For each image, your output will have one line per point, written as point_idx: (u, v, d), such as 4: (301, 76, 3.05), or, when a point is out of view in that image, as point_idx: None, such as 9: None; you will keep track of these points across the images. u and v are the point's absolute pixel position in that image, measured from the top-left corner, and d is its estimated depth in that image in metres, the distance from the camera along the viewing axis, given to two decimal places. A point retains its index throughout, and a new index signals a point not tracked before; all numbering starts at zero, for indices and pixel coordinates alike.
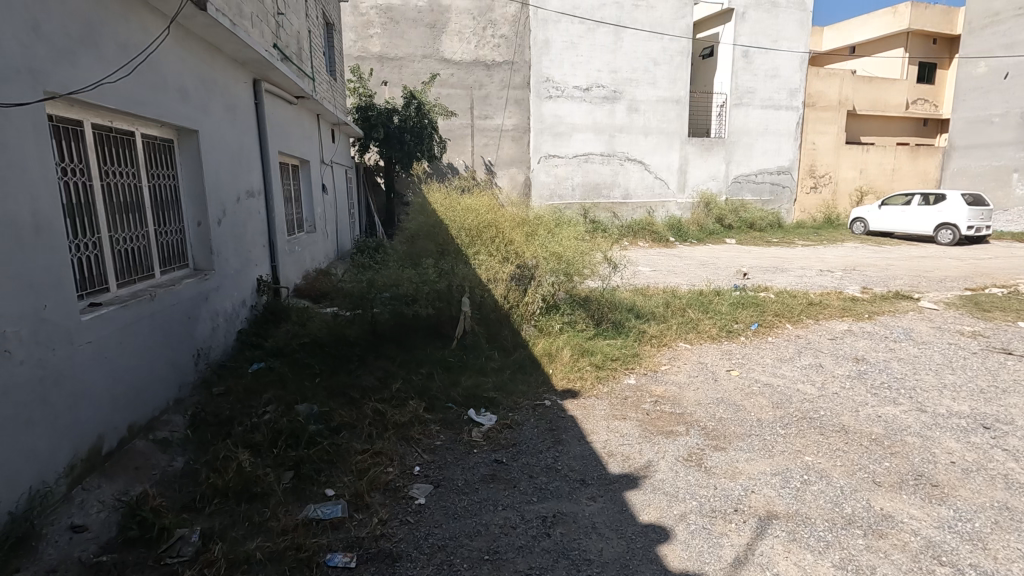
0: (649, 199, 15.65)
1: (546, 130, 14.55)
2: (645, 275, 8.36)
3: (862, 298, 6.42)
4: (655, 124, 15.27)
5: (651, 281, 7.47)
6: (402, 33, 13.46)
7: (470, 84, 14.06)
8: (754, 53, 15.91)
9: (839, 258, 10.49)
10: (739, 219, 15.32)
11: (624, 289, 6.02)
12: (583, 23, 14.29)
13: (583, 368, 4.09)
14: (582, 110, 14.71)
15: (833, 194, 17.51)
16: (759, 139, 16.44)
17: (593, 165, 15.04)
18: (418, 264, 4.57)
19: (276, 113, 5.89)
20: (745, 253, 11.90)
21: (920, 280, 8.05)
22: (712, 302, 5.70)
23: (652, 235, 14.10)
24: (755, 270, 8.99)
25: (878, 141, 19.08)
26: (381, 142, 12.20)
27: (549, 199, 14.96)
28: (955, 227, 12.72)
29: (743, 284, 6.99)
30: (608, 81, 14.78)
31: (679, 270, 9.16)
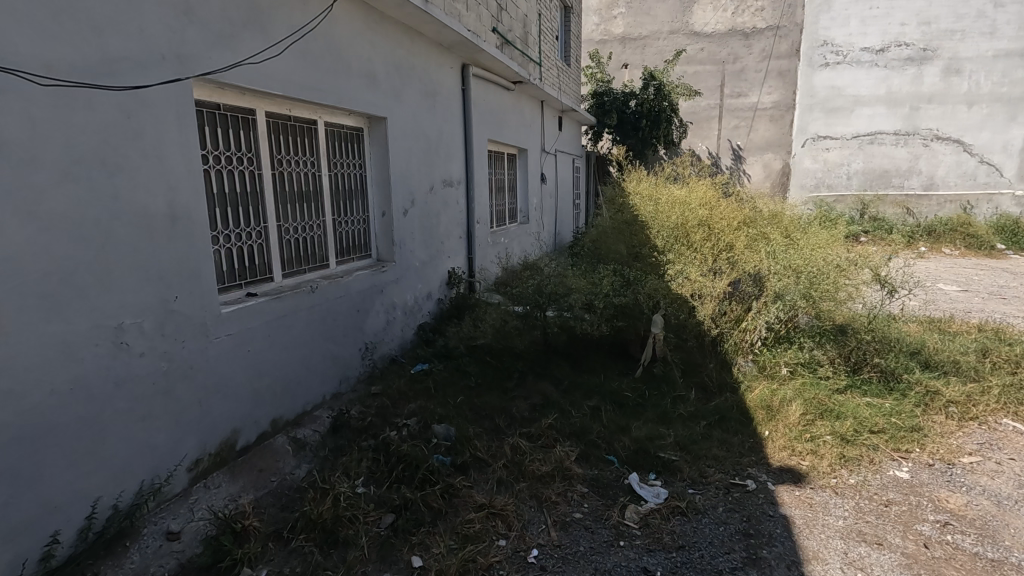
0: (967, 191, 11.58)
1: (817, 105, 11.98)
2: (952, 302, 5.94)
3: None
4: (988, 89, 11.17)
5: (961, 312, 5.20)
6: (648, 9, 12.69)
7: (723, 58, 12.59)
8: None
9: None
10: None
11: (906, 320, 4.21)
12: None
13: (822, 438, 2.81)
14: (873, 77, 11.60)
15: None
16: None
17: (882, 147, 11.79)
18: (603, 267, 3.76)
19: (489, 100, 5.71)
20: None
21: None
22: None
23: (967, 239, 10.37)
24: None
25: None
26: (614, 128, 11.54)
27: (813, 189, 12.37)
28: None
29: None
30: (915, 37, 11.31)
31: (1015, 296, 6.32)
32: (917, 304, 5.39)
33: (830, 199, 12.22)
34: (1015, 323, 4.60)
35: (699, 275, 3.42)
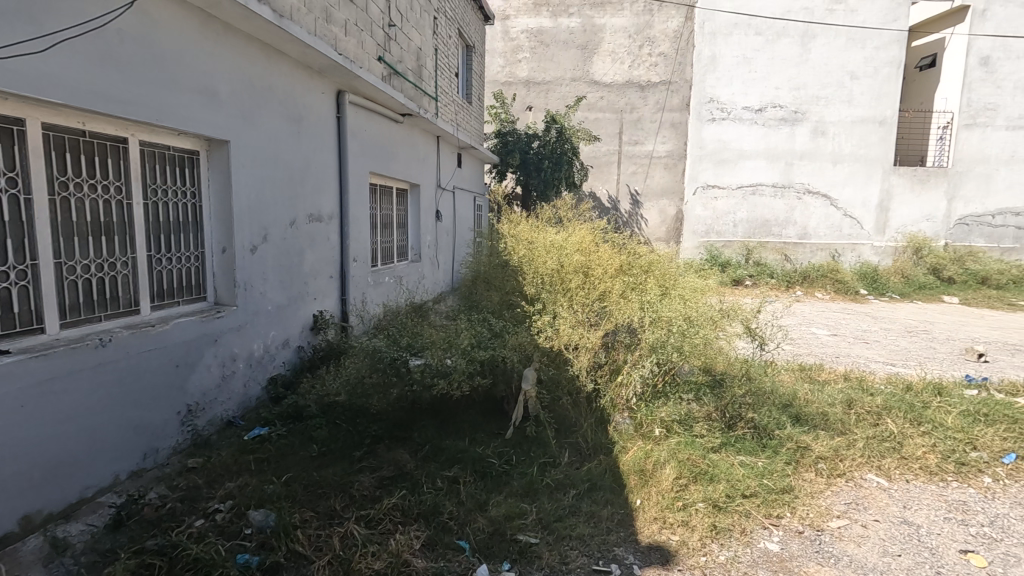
0: (835, 241, 12.76)
1: (706, 157, 12.69)
2: (821, 347, 6.23)
3: None
4: (849, 150, 12.46)
5: (829, 359, 5.39)
6: (552, 56, 13.07)
7: (621, 108, 13.16)
8: (998, 59, 12.41)
9: None
10: (963, 271, 11.70)
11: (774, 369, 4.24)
12: (760, 35, 12.32)
13: (694, 506, 2.60)
14: (754, 134, 12.57)
15: None
16: (1000, 169, 12.69)
17: (763, 198, 12.72)
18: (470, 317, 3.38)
19: (373, 131, 5.35)
20: (977, 318, 8.82)
21: None
22: (928, 408, 3.69)
23: (837, 285, 11.31)
24: (998, 350, 6.32)
25: None
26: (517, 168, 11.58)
27: (704, 236, 12.95)
28: None
29: (985, 378, 4.66)
30: (788, 100, 12.44)
31: (874, 341, 6.77)
32: (790, 352, 5.52)
33: (719, 244, 12.89)
34: (875, 371, 4.79)
35: (572, 328, 3.15)
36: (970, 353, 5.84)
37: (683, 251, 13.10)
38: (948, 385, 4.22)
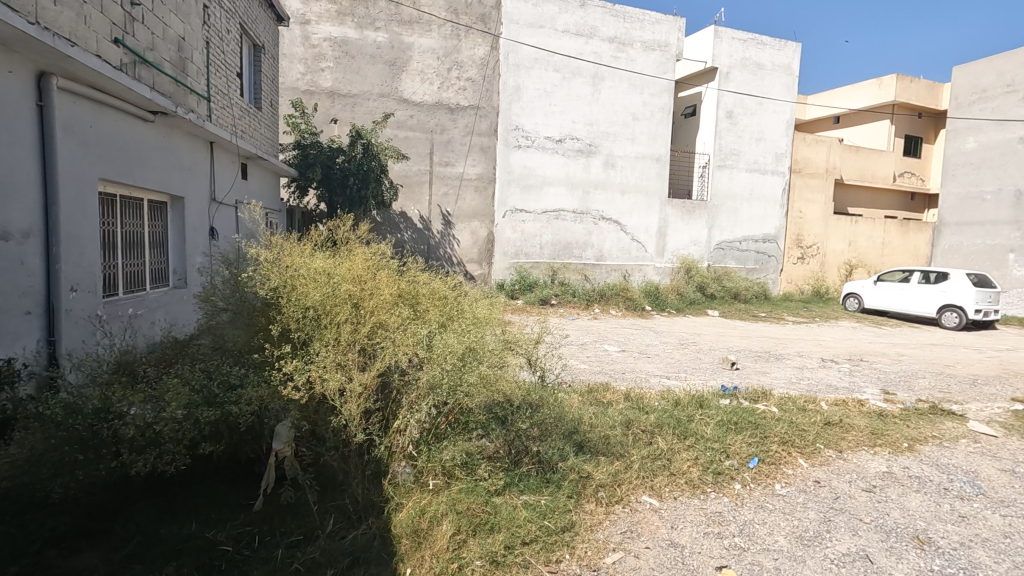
0: (625, 262, 14.49)
1: (514, 181, 13.41)
2: (610, 365, 6.63)
3: (890, 412, 4.88)
4: (633, 182, 14.38)
5: (616, 379, 5.71)
6: (357, 69, 12.37)
7: (431, 128, 12.90)
8: (738, 114, 15.22)
9: (839, 343, 9.19)
10: (721, 287, 14.16)
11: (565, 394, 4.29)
12: (558, 72, 13.48)
13: (470, 565, 2.34)
14: (555, 163, 13.70)
15: (820, 266, 16.61)
16: (743, 204, 15.55)
17: (565, 222, 13.92)
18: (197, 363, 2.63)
19: (105, 128, 4.31)
20: (732, 328, 10.55)
21: (948, 381, 6.53)
22: (694, 421, 4.02)
23: (626, 302, 12.66)
24: (744, 357, 7.47)
25: (868, 214, 18.34)
26: (320, 182, 10.68)
27: (514, 257, 13.54)
28: (962, 309, 11.48)
29: (734, 386, 5.32)
30: (583, 133, 13.86)
31: (654, 354, 7.50)
32: (581, 375, 5.74)
33: (528, 265, 13.60)
34: (653, 388, 5.19)
35: (332, 370, 2.61)
36: (725, 362, 6.77)
37: (495, 273, 13.45)
38: (708, 394, 4.72)
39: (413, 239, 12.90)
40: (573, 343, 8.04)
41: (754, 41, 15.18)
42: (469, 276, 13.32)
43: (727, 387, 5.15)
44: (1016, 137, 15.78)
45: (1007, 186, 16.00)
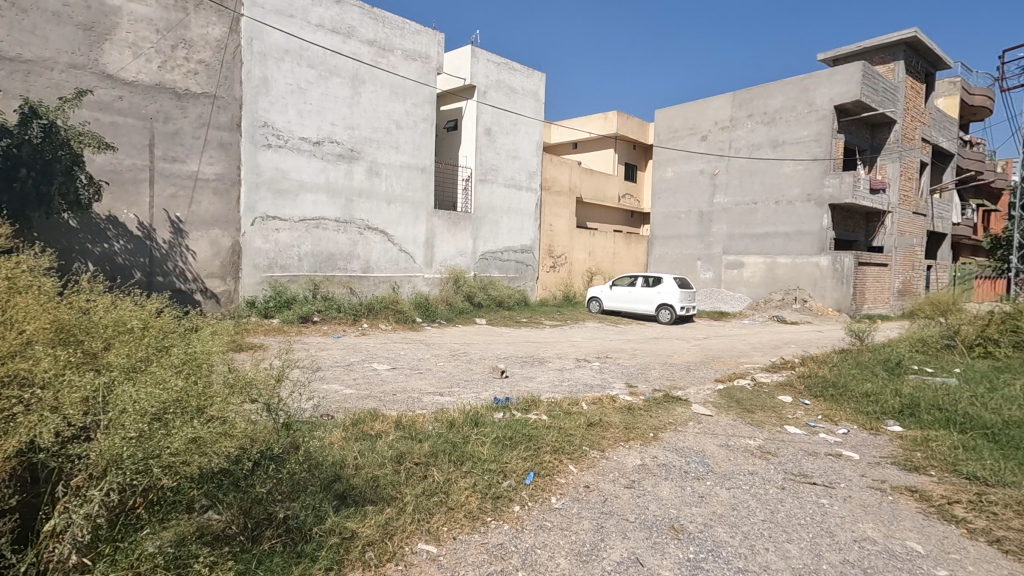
0: (394, 273, 14.06)
1: (263, 185, 11.83)
2: (380, 387, 6.02)
3: (636, 404, 5.39)
4: (399, 191, 14.07)
5: (386, 406, 5.11)
6: (30, 26, 9.15)
7: (150, 114, 10.39)
8: (495, 132, 16.12)
9: (589, 343, 10.23)
10: (487, 296, 14.75)
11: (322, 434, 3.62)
12: (313, 69, 12.42)
13: None
14: (313, 167, 12.55)
15: (568, 273, 18.62)
16: (503, 217, 16.51)
17: (326, 232, 12.85)
18: None
19: None
20: (499, 335, 10.97)
21: (672, 370, 7.64)
22: (470, 441, 3.78)
23: (396, 314, 12.23)
24: (512, 364, 7.66)
25: (601, 227, 21.31)
26: None
27: (267, 269, 11.99)
28: (672, 307, 13.96)
29: (507, 397, 5.27)
30: (343, 137, 13.04)
31: (426, 370, 7.15)
32: (345, 406, 4.99)
33: (284, 279, 12.22)
34: (428, 410, 4.75)
35: None
36: (496, 372, 6.78)
37: (243, 288, 11.66)
38: (483, 412, 4.49)
39: (127, 251, 10.25)
40: (337, 365, 7.21)
41: (507, 66, 16.29)
42: (209, 293, 11.25)
43: (501, 399, 5.02)
44: (698, 169, 20.09)
45: (694, 208, 20.24)
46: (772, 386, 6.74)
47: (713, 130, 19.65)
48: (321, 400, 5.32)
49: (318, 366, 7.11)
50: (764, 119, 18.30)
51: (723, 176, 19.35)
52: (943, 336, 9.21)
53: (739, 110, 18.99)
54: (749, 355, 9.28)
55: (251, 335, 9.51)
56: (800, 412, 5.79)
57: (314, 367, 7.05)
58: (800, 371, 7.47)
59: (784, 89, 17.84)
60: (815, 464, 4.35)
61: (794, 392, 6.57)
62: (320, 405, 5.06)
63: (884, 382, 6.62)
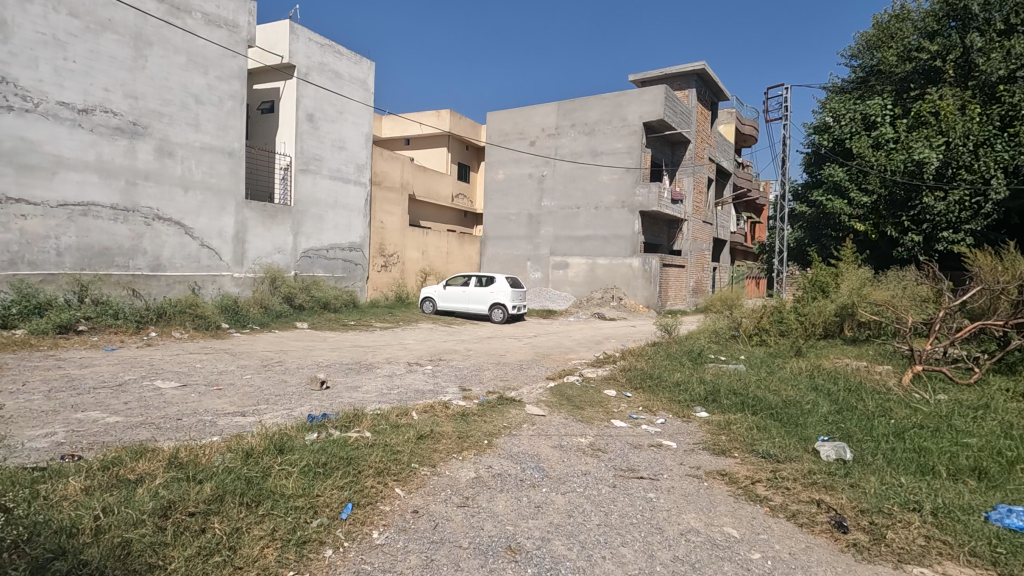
0: (192, 272, 12.05)
1: (0, 157, 9.16)
2: (159, 412, 4.82)
3: (471, 410, 5.09)
4: (198, 177, 12.08)
5: (164, 436, 4.04)
6: None
7: None
8: (318, 118, 14.79)
9: (421, 345, 9.76)
10: (309, 298, 13.44)
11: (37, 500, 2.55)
12: (77, 19, 10.02)
13: None
14: (76, 140, 10.12)
15: (400, 273, 17.92)
16: (328, 212, 15.24)
17: (98, 220, 10.47)
18: None
19: None
20: (321, 340, 9.96)
21: (505, 370, 7.54)
22: (269, 475, 3.07)
23: (195, 320, 10.43)
24: (334, 372, 6.87)
25: (435, 226, 20.96)
26: None
27: (6, 266, 9.33)
28: (504, 306, 14.13)
29: (325, 413, 4.58)
30: (121, 107, 10.76)
31: (228, 386, 6.02)
32: (100, 444, 3.81)
33: (35, 278, 9.64)
34: (221, 439, 3.83)
35: None
36: (315, 383, 5.97)
37: None
38: (291, 437, 3.74)
39: None
40: (102, 386, 5.72)
41: (331, 48, 15.04)
42: None
43: (318, 417, 4.30)
44: (527, 173, 20.83)
45: (523, 210, 20.92)
46: (598, 380, 6.98)
47: (541, 136, 20.52)
48: (67, 437, 4.04)
49: (73, 389, 5.56)
50: (585, 129, 19.62)
51: (550, 180, 20.32)
52: (729, 327, 10.60)
53: (564, 119, 20.11)
54: (576, 351, 9.65)
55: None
56: (624, 405, 6.03)
57: (66, 391, 5.49)
58: (621, 365, 7.89)
59: (602, 103, 19.30)
60: (641, 456, 4.46)
61: (617, 385, 6.87)
62: (63, 446, 3.81)
63: (689, 371, 7.27)
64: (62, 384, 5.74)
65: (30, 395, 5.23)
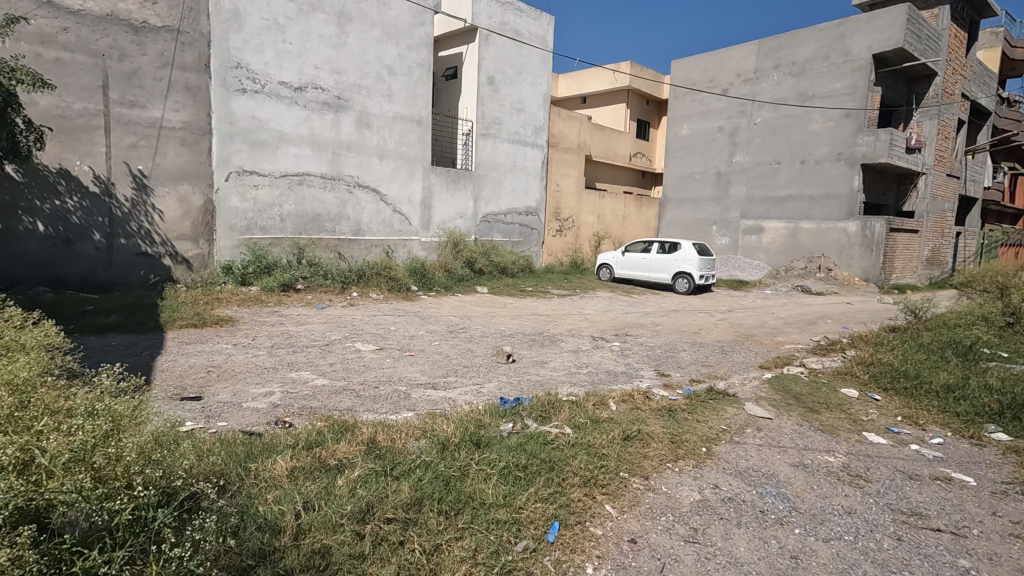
0: (387, 236, 12.88)
1: (238, 135, 10.50)
2: (359, 377, 4.90)
3: (678, 403, 4.33)
4: (392, 145, 12.74)
5: (362, 408, 4.00)
6: None
7: (101, 52, 9.08)
8: (498, 81, 14.64)
9: (603, 316, 9.14)
10: (488, 262, 13.61)
11: (248, 482, 2.48)
12: (292, 2, 10.93)
13: None
14: (293, 116, 11.19)
15: (575, 238, 17.42)
16: (506, 176, 15.21)
17: (311, 189, 11.59)
18: None
19: None
20: (501, 307, 9.88)
21: (705, 352, 6.55)
22: (468, 475, 2.70)
23: (389, 282, 11.10)
24: (519, 344, 6.58)
25: (611, 188, 19.99)
26: None
27: (245, 231, 10.78)
28: (690, 275, 12.80)
29: (518, 395, 4.20)
30: (328, 83, 11.64)
31: (418, 352, 6.05)
32: (308, 412, 3.88)
33: (265, 242, 11.03)
34: (414, 420, 3.62)
35: None
36: (501, 356, 5.71)
37: (218, 252, 10.50)
38: (487, 427, 3.36)
39: (83, 209, 9.14)
40: (313, 345, 6.11)
41: (512, 6, 14.65)
42: (180, 258, 10.15)
43: (510, 401, 3.90)
44: (716, 126, 18.62)
45: (710, 168, 18.82)
46: (829, 374, 5.66)
47: (734, 83, 18.09)
48: (282, 398, 4.21)
49: (289, 346, 6.02)
50: (792, 70, 16.73)
51: (744, 133, 17.90)
52: (1004, 312, 8.12)
53: (765, 60, 17.39)
54: (785, 333, 8.19)
55: (223, 305, 8.41)
56: (873, 410, 4.73)
57: (285, 347, 5.96)
58: (856, 355, 6.37)
59: (815, 36, 16.22)
60: (923, 492, 3.30)
61: (856, 382, 5.50)
62: (278, 409, 3.95)
63: (962, 372, 5.54)
64: (280, 341, 6.26)
65: (256, 351, 5.75)
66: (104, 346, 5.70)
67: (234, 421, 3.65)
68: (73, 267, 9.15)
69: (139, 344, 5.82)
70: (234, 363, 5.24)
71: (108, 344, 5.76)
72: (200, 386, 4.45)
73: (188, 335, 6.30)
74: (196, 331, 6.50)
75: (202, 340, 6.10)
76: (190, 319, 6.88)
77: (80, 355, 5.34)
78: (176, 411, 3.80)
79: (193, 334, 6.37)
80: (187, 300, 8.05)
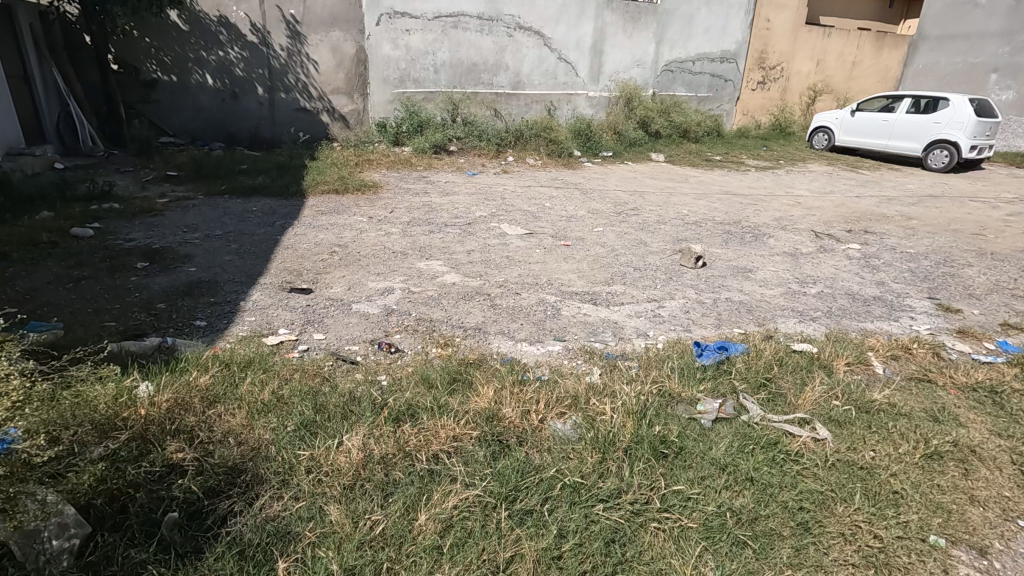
0: (550, 90, 11.14)
1: None
2: (497, 277, 3.79)
3: (1005, 373, 2.58)
4: None
5: (493, 332, 2.91)
6: None
7: None
8: None
9: (826, 201, 6.83)
10: (667, 123, 11.30)
11: (295, 492, 1.62)
12: None
13: None
14: None
15: (782, 92, 13.82)
16: (701, 9, 12.05)
17: (467, 33, 10.11)
18: None
19: None
20: (681, 182, 7.96)
21: (1009, 272, 4.28)
22: (645, 532, 1.56)
23: (549, 146, 9.64)
24: (711, 239, 4.93)
25: (841, 25, 15.23)
26: None
27: (398, 85, 9.88)
28: (955, 146, 9.31)
29: (722, 340, 2.80)
30: None
31: (576, 243, 4.74)
32: (426, 331, 2.90)
33: (419, 97, 10.06)
34: (561, 371, 2.44)
35: None
36: (688, 257, 4.16)
37: (372, 108, 9.84)
38: (678, 411, 2.06)
39: (244, 60, 8.92)
40: (451, 224, 5.12)
41: None
42: (337, 114, 9.67)
43: (711, 351, 2.49)
44: None
45: None
46: None
47: None
48: (399, 302, 3.29)
49: (425, 224, 5.10)
50: None
51: None
52: None
53: None
54: None
55: (372, 168, 7.83)
56: None
57: (421, 226, 5.05)
58: None
59: None
60: None
61: None
62: (389, 321, 3.02)
63: None
64: (417, 216, 5.37)
65: (388, 228, 4.92)
66: (245, 212, 5.32)
67: (333, 335, 2.82)
68: (242, 123, 9.17)
69: (277, 212, 5.35)
70: (360, 244, 4.46)
71: (248, 211, 5.37)
72: (316, 274, 3.73)
73: (326, 204, 5.70)
74: (335, 199, 5.89)
75: (336, 211, 5.45)
76: (333, 184, 6.30)
77: (218, 221, 4.98)
78: (275, 312, 3.08)
79: (333, 202, 5.78)
80: (337, 162, 7.56)
